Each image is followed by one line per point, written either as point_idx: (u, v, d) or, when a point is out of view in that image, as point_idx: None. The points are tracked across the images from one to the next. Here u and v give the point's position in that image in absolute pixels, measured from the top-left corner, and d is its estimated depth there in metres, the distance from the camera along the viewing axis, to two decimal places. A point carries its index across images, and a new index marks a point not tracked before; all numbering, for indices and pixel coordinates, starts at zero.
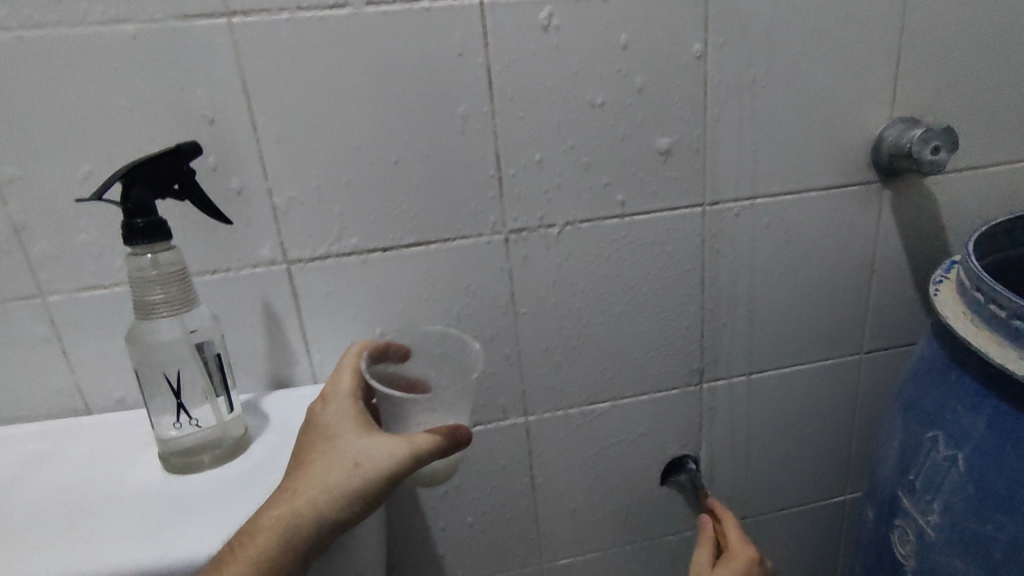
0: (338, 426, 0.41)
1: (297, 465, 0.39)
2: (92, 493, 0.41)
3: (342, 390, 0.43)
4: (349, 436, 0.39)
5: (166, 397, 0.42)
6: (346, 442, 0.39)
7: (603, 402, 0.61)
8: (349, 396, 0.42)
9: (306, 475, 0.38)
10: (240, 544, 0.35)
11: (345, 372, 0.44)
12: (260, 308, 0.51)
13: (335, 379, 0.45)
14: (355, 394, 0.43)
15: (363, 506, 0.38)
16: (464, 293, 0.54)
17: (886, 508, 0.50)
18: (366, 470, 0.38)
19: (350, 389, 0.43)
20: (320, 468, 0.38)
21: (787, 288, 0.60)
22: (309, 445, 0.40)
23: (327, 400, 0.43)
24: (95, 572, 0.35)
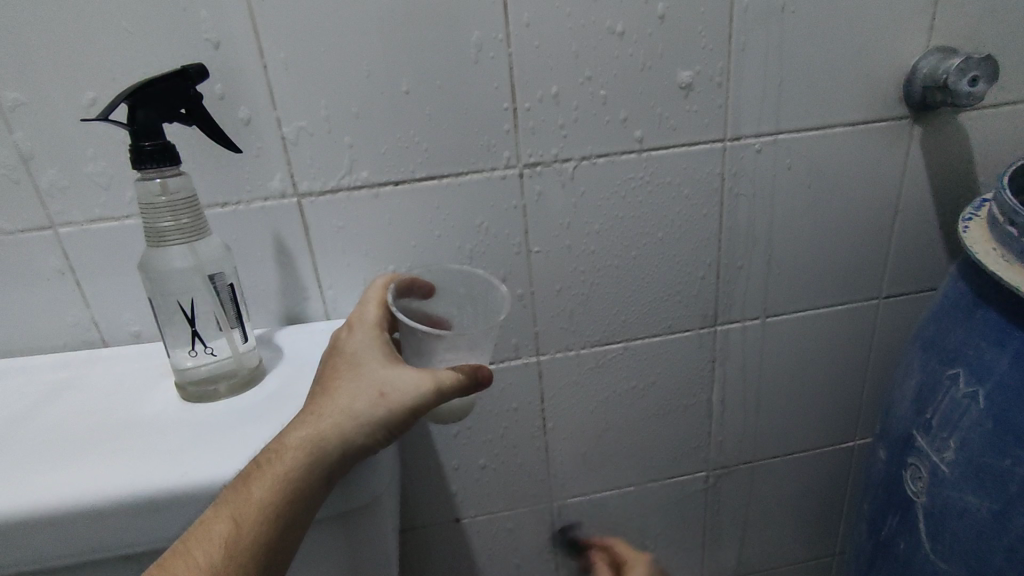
0: (363, 355, 0.41)
1: (322, 390, 0.39)
2: (113, 419, 0.42)
3: (368, 318, 0.44)
4: (375, 364, 0.40)
5: (180, 325, 0.42)
6: (372, 372, 0.40)
7: (617, 343, 0.60)
8: (376, 326, 0.43)
9: (332, 401, 0.38)
10: (266, 462, 0.36)
11: (371, 301, 0.44)
12: (272, 243, 0.50)
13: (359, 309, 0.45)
14: (381, 325, 0.43)
15: (385, 435, 0.38)
16: (477, 231, 0.53)
17: (899, 447, 0.50)
18: (389, 400, 0.38)
19: (377, 318, 0.44)
20: (346, 394, 0.39)
21: (807, 230, 0.59)
22: (335, 373, 0.40)
23: (353, 327, 0.43)
24: (119, 489, 0.35)
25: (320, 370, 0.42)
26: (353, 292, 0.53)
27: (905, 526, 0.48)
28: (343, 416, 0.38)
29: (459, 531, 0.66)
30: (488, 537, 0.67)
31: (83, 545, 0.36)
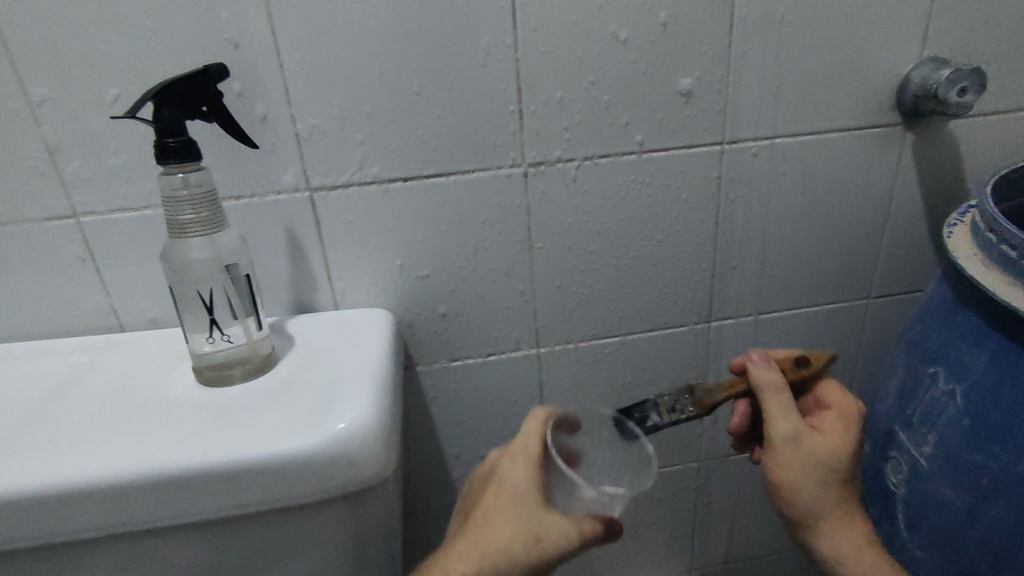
0: (523, 495, 0.41)
1: (478, 528, 0.41)
2: (135, 401, 0.44)
3: (532, 449, 0.42)
4: (534, 507, 0.40)
5: (200, 313, 0.44)
6: (530, 513, 0.40)
7: (614, 337, 0.63)
8: (534, 459, 0.42)
9: (483, 542, 0.40)
10: None
11: (536, 431, 0.42)
12: (285, 235, 0.52)
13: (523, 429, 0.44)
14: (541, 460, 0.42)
15: None
16: (483, 227, 0.55)
17: (881, 441, 0.52)
18: (541, 548, 0.39)
19: (539, 453, 0.42)
20: (495, 537, 0.40)
21: (801, 231, 0.61)
22: (488, 512, 0.42)
23: (511, 463, 0.42)
24: (143, 468, 0.38)
25: (483, 497, 0.43)
26: (361, 284, 0.55)
27: (885, 517, 0.51)
28: (491, 560, 0.40)
29: None
30: None
31: (109, 519, 0.38)
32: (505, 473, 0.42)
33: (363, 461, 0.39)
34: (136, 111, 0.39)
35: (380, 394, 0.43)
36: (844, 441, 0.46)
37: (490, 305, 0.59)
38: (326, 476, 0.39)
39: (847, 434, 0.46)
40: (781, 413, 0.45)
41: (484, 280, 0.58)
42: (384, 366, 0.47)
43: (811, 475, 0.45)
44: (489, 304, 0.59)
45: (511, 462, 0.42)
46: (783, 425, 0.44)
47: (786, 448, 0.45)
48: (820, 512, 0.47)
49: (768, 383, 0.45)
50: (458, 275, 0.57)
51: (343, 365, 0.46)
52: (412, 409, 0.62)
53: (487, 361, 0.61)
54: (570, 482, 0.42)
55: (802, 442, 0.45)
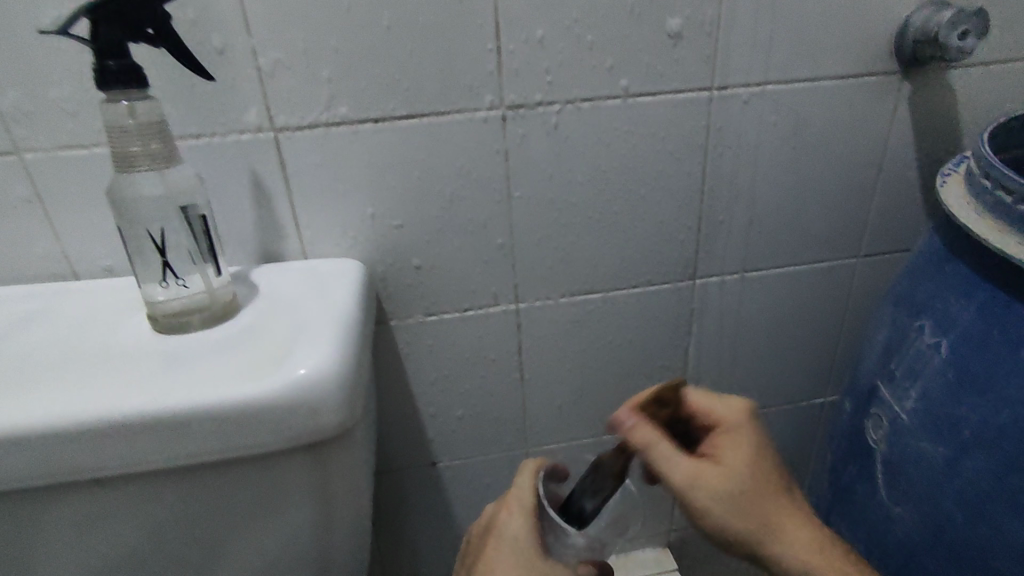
0: (523, 551, 0.40)
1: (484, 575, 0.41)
2: (84, 348, 0.41)
3: (528, 502, 0.42)
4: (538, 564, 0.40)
5: (151, 255, 0.42)
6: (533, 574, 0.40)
7: (596, 294, 0.61)
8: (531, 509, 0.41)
9: None
10: None
11: (529, 484, 0.42)
12: (248, 178, 0.49)
13: (516, 483, 0.43)
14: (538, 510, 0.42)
15: None
16: (459, 175, 0.53)
17: (864, 399, 0.51)
18: None
19: (535, 506, 0.42)
20: None
21: (791, 186, 0.59)
22: (495, 558, 0.41)
23: (512, 502, 0.42)
24: (88, 415, 0.35)
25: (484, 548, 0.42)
26: (331, 232, 0.53)
27: (864, 474, 0.50)
28: None
29: (436, 475, 0.67)
30: (465, 482, 0.68)
31: (53, 466, 0.36)
32: (504, 527, 0.42)
33: (323, 410, 0.38)
34: (73, 27, 0.36)
35: (345, 343, 0.41)
36: (745, 455, 0.44)
37: (467, 258, 0.56)
38: (284, 423, 0.37)
39: (745, 452, 0.44)
40: (673, 461, 0.41)
41: (461, 231, 0.55)
42: (350, 315, 0.44)
43: (725, 512, 0.43)
44: (466, 257, 0.56)
45: (510, 515, 0.42)
46: (676, 471, 0.42)
47: (691, 488, 0.42)
48: (759, 533, 0.44)
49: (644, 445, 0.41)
50: (433, 225, 0.54)
51: (307, 314, 0.44)
52: (387, 366, 0.60)
53: (465, 317, 0.59)
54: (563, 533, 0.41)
55: (703, 489, 0.42)
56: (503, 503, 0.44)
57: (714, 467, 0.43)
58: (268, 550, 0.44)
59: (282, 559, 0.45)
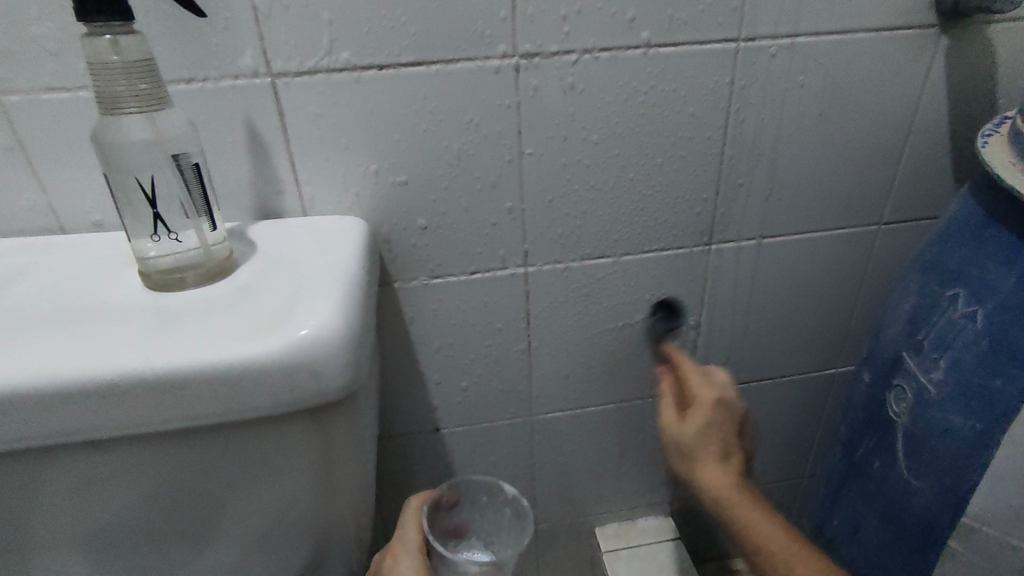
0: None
1: None
2: (72, 304, 0.39)
3: (411, 542, 0.48)
4: None
5: (141, 207, 0.39)
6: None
7: (607, 257, 0.58)
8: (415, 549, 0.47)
9: None
10: None
11: (413, 525, 0.48)
12: (243, 127, 0.46)
13: (400, 533, 0.49)
14: (421, 549, 0.47)
15: None
16: (467, 128, 0.50)
17: (885, 370, 0.49)
18: None
19: (417, 544, 0.48)
20: None
21: (816, 147, 0.56)
22: None
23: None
24: (75, 373, 0.33)
25: None
26: (331, 187, 0.50)
27: (882, 446, 0.49)
28: None
29: (439, 443, 0.66)
30: (469, 450, 0.67)
31: (41, 429, 0.34)
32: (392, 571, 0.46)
33: (326, 372, 0.36)
34: None
35: (349, 302, 0.39)
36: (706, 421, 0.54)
37: (475, 218, 0.54)
38: (285, 387, 0.35)
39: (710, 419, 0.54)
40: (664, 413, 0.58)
41: (469, 190, 0.52)
42: (353, 275, 0.42)
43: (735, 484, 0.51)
44: (474, 218, 0.54)
45: (395, 560, 0.47)
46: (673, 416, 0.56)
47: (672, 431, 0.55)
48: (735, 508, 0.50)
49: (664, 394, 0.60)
50: (440, 183, 0.51)
51: (308, 272, 0.41)
52: (390, 330, 0.58)
53: (471, 280, 0.57)
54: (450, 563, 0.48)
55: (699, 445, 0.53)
56: (388, 550, 0.48)
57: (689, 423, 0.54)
58: (269, 517, 0.43)
59: (284, 524, 0.44)
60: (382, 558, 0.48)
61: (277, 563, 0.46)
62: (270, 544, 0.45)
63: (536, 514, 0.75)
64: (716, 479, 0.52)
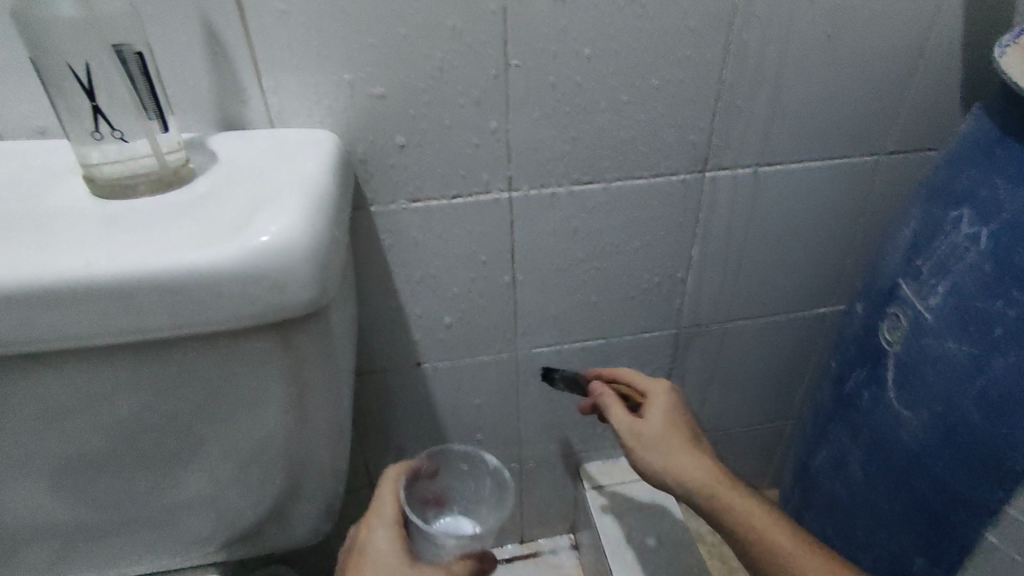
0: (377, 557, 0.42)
1: None
2: (9, 211, 0.36)
3: (387, 514, 0.45)
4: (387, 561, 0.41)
5: (79, 100, 0.35)
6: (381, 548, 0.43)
7: (596, 183, 0.55)
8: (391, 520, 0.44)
9: None
10: None
11: (389, 496, 0.45)
12: (198, 24, 0.42)
13: (376, 502, 0.46)
14: (399, 520, 0.44)
15: None
16: (448, 34, 0.45)
17: (880, 300, 0.48)
18: None
19: (393, 515, 0.45)
20: None
21: (821, 67, 0.52)
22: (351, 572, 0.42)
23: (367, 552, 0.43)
24: (11, 280, 0.30)
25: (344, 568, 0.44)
26: (300, 97, 0.46)
27: (873, 377, 0.48)
28: None
29: (421, 378, 0.64)
30: (452, 386, 0.66)
31: None
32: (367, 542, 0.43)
33: (292, 283, 0.33)
34: None
35: (316, 210, 0.36)
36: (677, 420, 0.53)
37: (457, 137, 0.50)
38: (248, 298, 0.33)
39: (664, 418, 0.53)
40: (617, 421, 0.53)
41: (450, 105, 0.48)
42: (323, 186, 0.39)
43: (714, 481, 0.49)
44: (457, 137, 0.50)
45: (370, 530, 0.44)
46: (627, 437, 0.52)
47: (634, 440, 0.52)
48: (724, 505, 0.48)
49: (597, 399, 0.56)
50: (419, 95, 0.47)
51: (272, 181, 0.38)
52: (368, 258, 0.55)
53: (454, 205, 0.53)
54: (430, 535, 0.45)
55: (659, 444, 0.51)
56: (364, 520, 0.46)
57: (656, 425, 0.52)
58: (238, 442, 0.41)
59: (256, 451, 0.42)
60: (358, 526, 0.46)
61: (250, 489, 0.44)
62: (242, 471, 0.43)
63: (521, 451, 0.74)
64: (704, 468, 0.49)
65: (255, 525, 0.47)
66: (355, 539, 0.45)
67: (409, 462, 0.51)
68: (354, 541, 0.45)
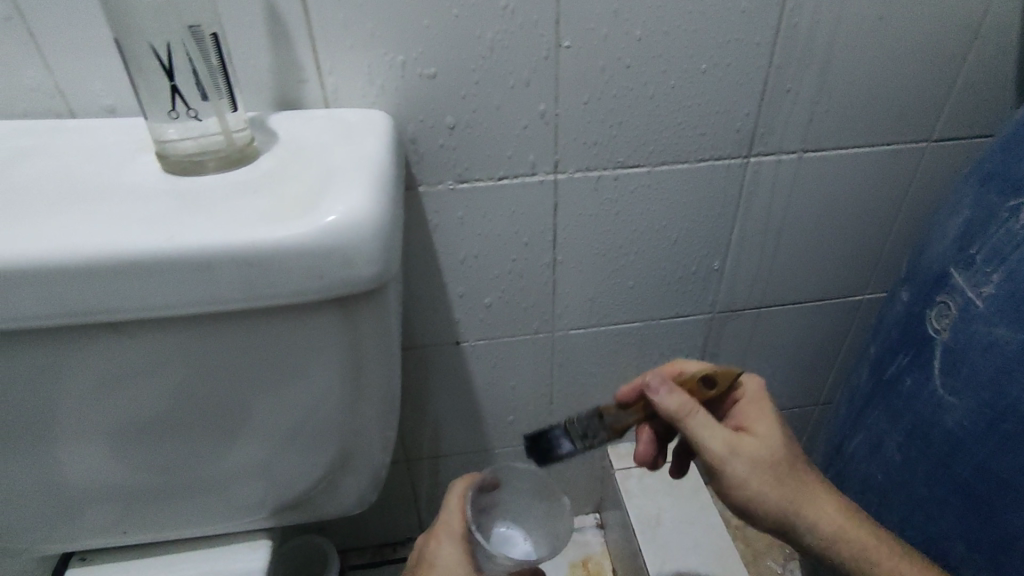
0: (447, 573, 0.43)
1: None
2: (89, 185, 0.37)
3: (455, 528, 0.45)
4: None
5: (156, 79, 0.36)
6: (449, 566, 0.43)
7: (640, 167, 0.56)
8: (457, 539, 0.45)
9: None
10: None
11: (457, 510, 0.46)
12: (260, 4, 0.42)
13: (443, 514, 0.47)
14: (467, 536, 0.45)
15: None
16: (501, 15, 0.46)
17: (928, 287, 0.48)
18: None
19: (462, 530, 0.45)
20: None
21: (873, 50, 0.52)
22: None
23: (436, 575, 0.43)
24: (98, 250, 0.32)
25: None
26: (355, 77, 0.47)
27: (918, 363, 0.49)
28: None
29: (460, 356, 0.66)
30: (490, 365, 0.67)
31: (67, 306, 0.33)
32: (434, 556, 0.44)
33: (360, 260, 0.34)
34: None
35: (381, 190, 0.37)
36: (778, 427, 0.48)
37: (506, 119, 0.51)
38: (318, 273, 0.34)
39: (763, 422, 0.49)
40: (704, 432, 0.44)
41: (500, 86, 0.49)
42: (383, 166, 0.40)
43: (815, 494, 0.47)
44: (506, 118, 0.51)
45: (436, 543, 0.45)
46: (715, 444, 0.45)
47: (729, 456, 0.45)
48: (823, 520, 0.46)
49: (678, 411, 0.44)
50: (470, 76, 0.48)
51: (336, 161, 0.39)
52: (413, 237, 0.56)
53: (500, 186, 0.54)
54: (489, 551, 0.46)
55: (760, 456, 0.46)
56: (430, 530, 0.47)
57: (752, 438, 0.47)
58: (297, 412, 0.43)
59: (314, 420, 0.44)
60: (423, 537, 0.47)
61: (306, 458, 0.46)
62: (299, 440, 0.45)
63: None
64: (809, 485, 0.47)
65: (309, 492, 0.49)
66: (421, 549, 0.46)
67: (475, 474, 0.50)
68: (421, 551, 0.46)
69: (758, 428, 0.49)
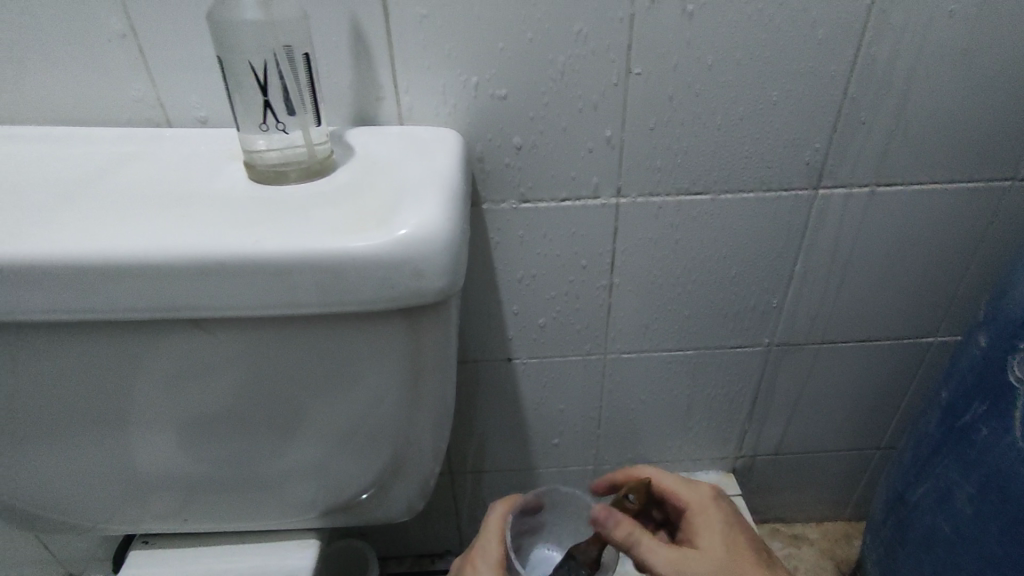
0: None
1: None
2: (183, 190, 0.40)
3: (493, 555, 0.46)
4: None
5: (252, 94, 0.39)
6: None
7: (704, 194, 0.55)
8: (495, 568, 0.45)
9: None
10: None
11: (496, 539, 0.46)
12: (345, 26, 0.45)
13: (482, 541, 0.47)
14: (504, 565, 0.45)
15: None
16: (574, 41, 0.47)
17: (1009, 332, 0.46)
18: None
19: (500, 557, 0.45)
20: None
21: (954, 84, 0.50)
22: None
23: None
24: (190, 251, 0.34)
25: None
26: (430, 97, 0.49)
27: (997, 411, 0.46)
28: None
29: (510, 373, 0.66)
30: (539, 384, 0.67)
31: (159, 303, 0.35)
32: None
33: (429, 273, 0.36)
34: None
35: (452, 206, 0.38)
36: (721, 537, 0.48)
37: (571, 142, 0.51)
38: (389, 283, 0.35)
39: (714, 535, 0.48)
40: (654, 557, 0.43)
41: (568, 110, 0.50)
42: (455, 181, 0.41)
43: None
44: (572, 141, 0.51)
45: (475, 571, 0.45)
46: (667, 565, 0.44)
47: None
48: None
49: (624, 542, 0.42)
50: (539, 99, 0.49)
51: (408, 176, 0.41)
52: (473, 253, 0.57)
53: (561, 208, 0.55)
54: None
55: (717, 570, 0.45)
56: (469, 555, 0.47)
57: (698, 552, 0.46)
58: (355, 416, 0.44)
59: (372, 426, 0.45)
60: (463, 562, 0.47)
61: (359, 462, 0.47)
62: (354, 443, 0.46)
63: (598, 454, 0.75)
64: None
65: (361, 496, 0.50)
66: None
67: (516, 498, 0.49)
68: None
69: (701, 543, 0.48)
